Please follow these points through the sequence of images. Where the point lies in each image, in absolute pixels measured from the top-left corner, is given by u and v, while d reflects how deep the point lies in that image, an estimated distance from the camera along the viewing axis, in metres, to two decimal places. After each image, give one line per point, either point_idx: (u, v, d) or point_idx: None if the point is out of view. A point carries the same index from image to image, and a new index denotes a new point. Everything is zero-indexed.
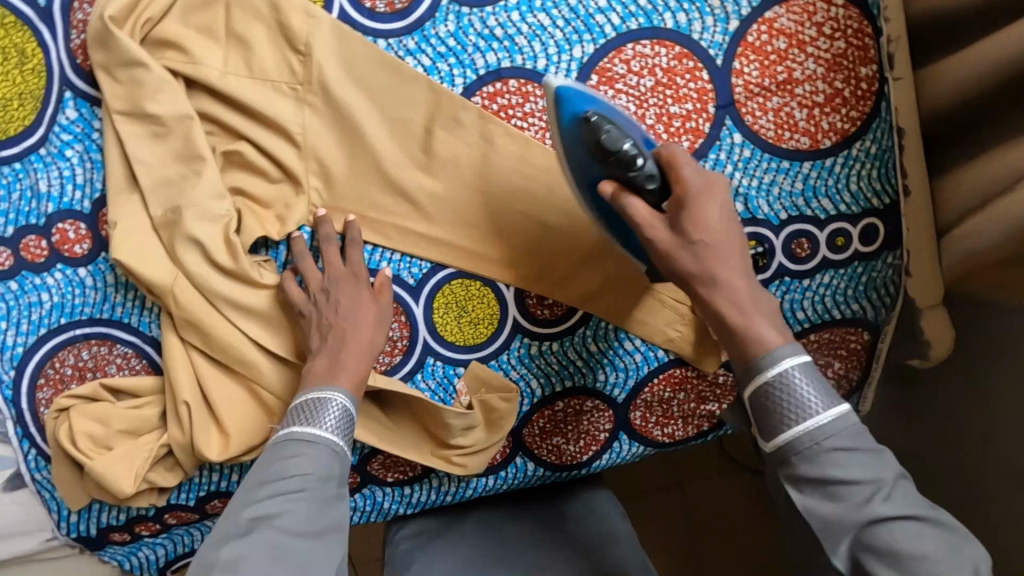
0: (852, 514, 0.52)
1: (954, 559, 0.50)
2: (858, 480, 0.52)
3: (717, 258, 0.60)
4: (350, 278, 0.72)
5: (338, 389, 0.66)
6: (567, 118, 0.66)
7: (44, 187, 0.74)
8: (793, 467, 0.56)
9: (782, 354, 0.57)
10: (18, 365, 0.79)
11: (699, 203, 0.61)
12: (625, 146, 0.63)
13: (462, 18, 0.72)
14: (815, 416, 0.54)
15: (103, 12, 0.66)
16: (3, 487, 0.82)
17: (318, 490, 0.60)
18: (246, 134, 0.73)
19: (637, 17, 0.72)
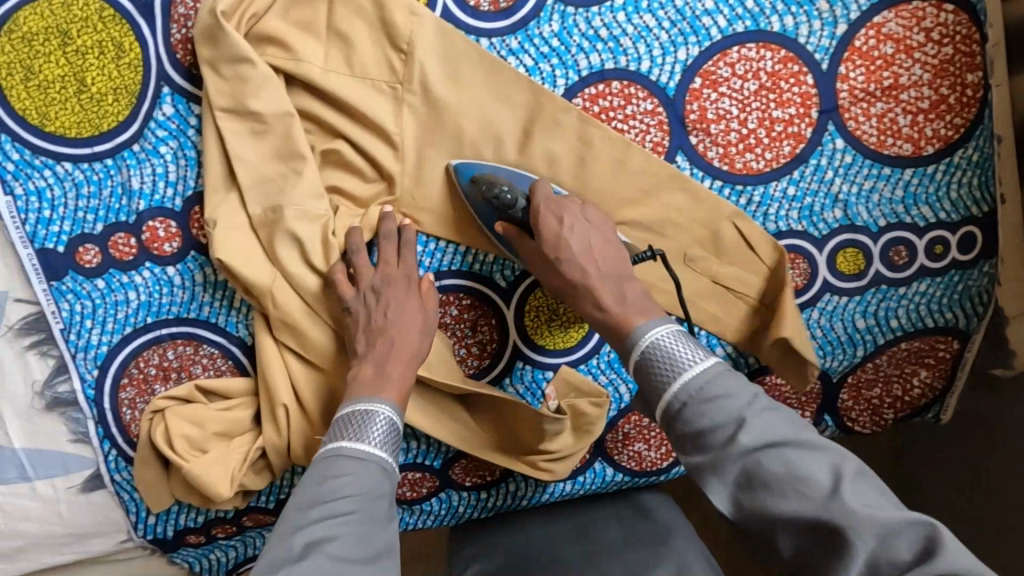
0: (722, 455, 0.54)
1: (814, 464, 0.52)
2: (718, 422, 0.55)
3: (569, 266, 0.68)
4: (402, 278, 0.71)
5: (384, 401, 0.64)
6: (464, 185, 0.73)
7: (136, 184, 0.72)
8: (676, 429, 0.58)
9: (648, 329, 0.62)
10: (101, 365, 0.77)
11: (549, 220, 0.68)
12: (502, 191, 0.70)
13: (567, 17, 0.71)
14: (679, 373, 0.58)
15: (213, 7, 0.65)
16: (81, 488, 0.81)
17: (370, 510, 0.57)
18: (344, 133, 0.71)
19: (743, 19, 0.71)
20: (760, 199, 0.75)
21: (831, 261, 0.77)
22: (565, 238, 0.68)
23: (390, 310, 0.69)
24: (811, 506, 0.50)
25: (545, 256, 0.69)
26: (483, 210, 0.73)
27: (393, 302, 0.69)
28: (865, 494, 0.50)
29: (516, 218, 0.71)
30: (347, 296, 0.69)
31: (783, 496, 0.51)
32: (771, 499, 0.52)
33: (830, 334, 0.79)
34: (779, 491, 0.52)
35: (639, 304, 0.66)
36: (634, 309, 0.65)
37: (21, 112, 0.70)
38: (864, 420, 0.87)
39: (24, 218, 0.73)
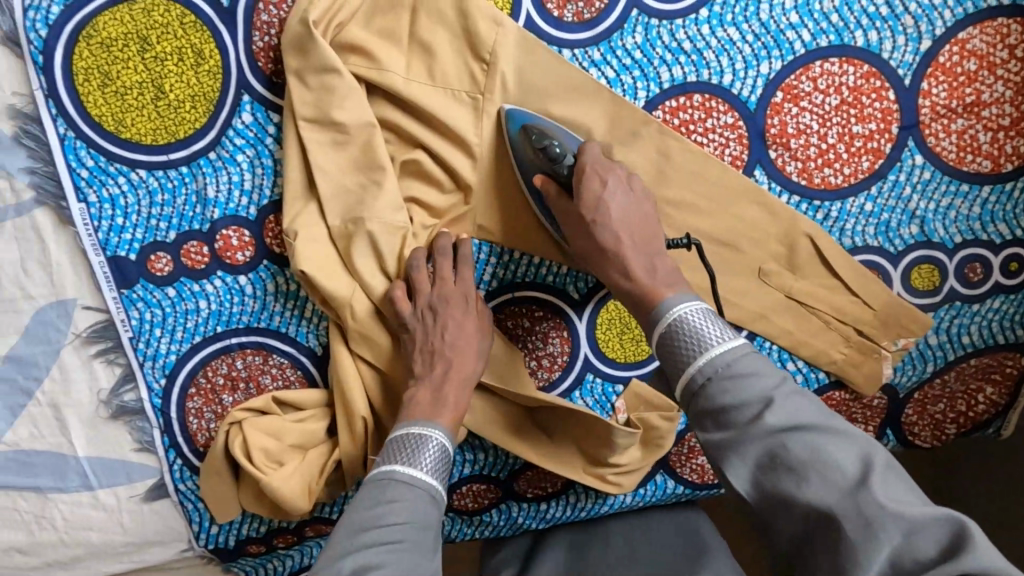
0: (745, 435, 0.52)
1: (843, 451, 0.50)
2: (744, 401, 0.52)
3: (604, 228, 0.65)
4: (459, 298, 0.69)
5: (437, 426, 0.63)
6: (514, 133, 0.69)
7: (211, 192, 0.72)
8: (696, 407, 0.56)
9: (674, 303, 0.58)
10: (169, 373, 0.77)
11: (593, 182, 0.66)
12: (552, 145, 0.66)
13: (650, 29, 0.70)
14: (706, 350, 0.55)
15: (303, 18, 0.64)
16: (144, 497, 0.81)
17: (417, 540, 0.56)
18: (425, 144, 0.70)
19: (827, 34, 0.71)
20: (837, 214, 0.75)
21: (906, 277, 0.77)
22: (604, 203, 0.66)
23: (466, 329, 0.69)
24: (835, 494, 0.48)
25: (580, 216, 0.66)
26: (526, 164, 0.69)
27: (450, 322, 0.68)
28: (893, 486, 0.49)
29: (558, 178, 0.68)
30: (404, 313, 0.68)
31: (806, 481, 0.49)
32: (794, 483, 0.50)
33: (905, 349, 0.79)
34: (805, 476, 0.50)
35: (667, 274, 0.63)
36: (662, 279, 0.63)
37: (97, 118, 0.69)
38: (925, 435, 0.85)
39: (97, 225, 0.72)
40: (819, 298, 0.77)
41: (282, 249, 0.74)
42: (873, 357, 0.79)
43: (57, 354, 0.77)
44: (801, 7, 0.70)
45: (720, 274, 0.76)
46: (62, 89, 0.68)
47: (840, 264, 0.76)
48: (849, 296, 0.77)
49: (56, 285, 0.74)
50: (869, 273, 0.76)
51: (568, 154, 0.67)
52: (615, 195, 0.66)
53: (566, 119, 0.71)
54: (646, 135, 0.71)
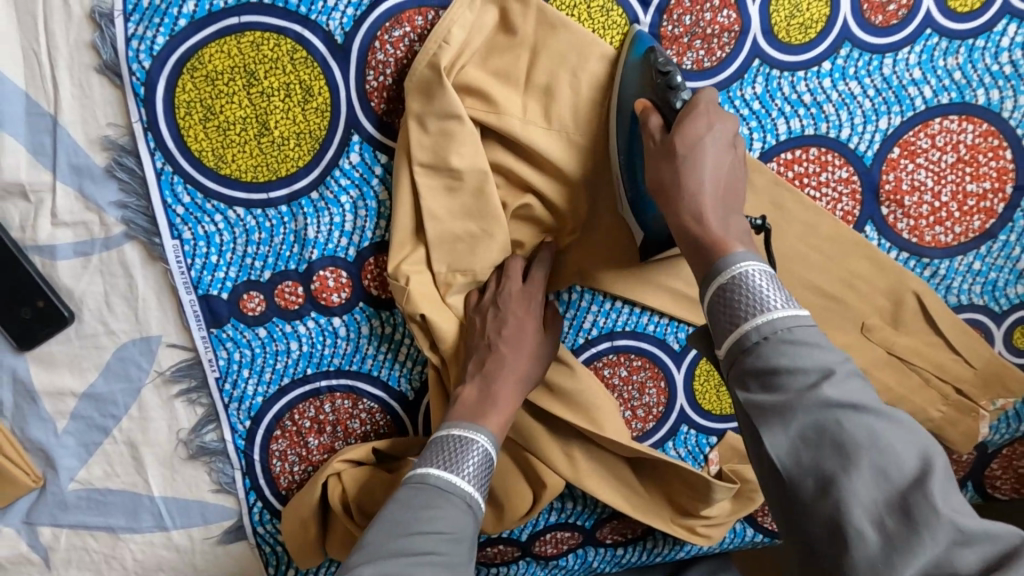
0: (795, 402, 0.43)
1: (903, 442, 0.41)
2: (802, 366, 0.44)
3: (694, 172, 0.55)
4: (521, 295, 0.68)
5: (482, 430, 0.62)
6: (633, 56, 0.64)
7: (312, 232, 0.69)
8: (741, 369, 0.47)
9: (739, 258, 0.50)
10: (255, 415, 0.74)
11: (698, 123, 0.55)
12: (675, 73, 0.59)
13: (771, 80, 0.69)
14: (767, 309, 0.47)
15: (429, 63, 0.63)
16: (220, 538, 0.78)
17: (452, 554, 0.53)
18: (537, 188, 0.68)
19: (949, 90, 0.69)
20: (945, 272, 0.74)
21: (1008, 336, 0.76)
22: (704, 142, 0.55)
23: (531, 340, 0.68)
24: (883, 487, 0.40)
25: (670, 146, 0.56)
26: (635, 92, 0.62)
27: (510, 319, 0.67)
28: (953, 495, 0.40)
29: (662, 109, 0.59)
30: (471, 303, 0.70)
31: (855, 464, 0.41)
32: (839, 466, 0.41)
33: (1001, 409, 0.78)
34: (853, 458, 0.41)
35: (742, 237, 0.54)
36: (737, 237, 0.53)
37: (197, 153, 0.67)
38: (1006, 487, 0.83)
39: (190, 263, 0.69)
40: (922, 355, 0.75)
41: (380, 291, 0.71)
42: (971, 415, 0.77)
43: (136, 393, 0.73)
44: (925, 63, 0.69)
45: (824, 329, 0.74)
46: (163, 122, 0.66)
47: (946, 322, 0.74)
48: (952, 354, 0.75)
49: (140, 320, 0.71)
50: (973, 331, 0.75)
51: (686, 90, 0.58)
52: (717, 144, 0.56)
53: None
54: (763, 185, 0.69)
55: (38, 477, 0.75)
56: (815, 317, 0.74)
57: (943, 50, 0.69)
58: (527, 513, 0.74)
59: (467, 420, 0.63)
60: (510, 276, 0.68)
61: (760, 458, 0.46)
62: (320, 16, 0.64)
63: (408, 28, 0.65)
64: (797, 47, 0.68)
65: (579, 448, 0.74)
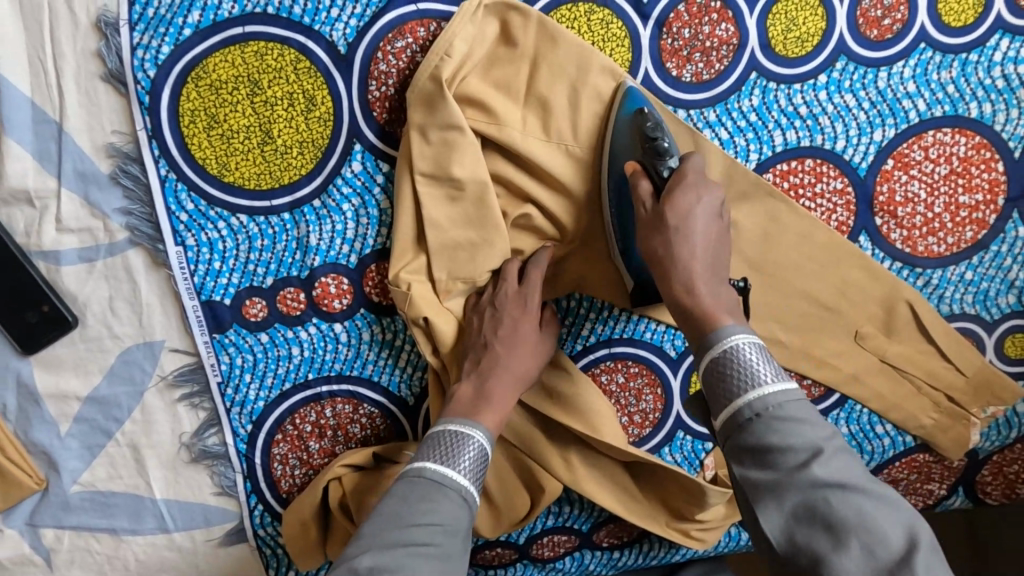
0: (787, 480, 0.48)
1: (888, 521, 0.45)
2: (793, 444, 0.48)
3: (684, 242, 0.60)
4: (518, 298, 0.68)
5: (477, 426, 0.62)
6: (625, 112, 0.65)
7: (314, 239, 0.70)
8: (736, 443, 0.51)
9: (731, 332, 0.54)
10: (256, 419, 0.75)
11: (688, 195, 0.61)
12: (662, 139, 0.62)
13: (767, 92, 0.70)
14: (758, 385, 0.51)
15: (432, 75, 0.64)
16: (221, 541, 0.79)
17: (444, 546, 0.54)
18: (536, 198, 0.69)
19: (943, 103, 0.70)
20: (937, 281, 0.75)
21: (998, 345, 0.77)
22: (693, 214, 0.60)
23: (530, 346, 0.69)
24: (872, 565, 0.44)
25: (661, 217, 0.60)
26: (626, 148, 0.65)
27: (506, 319, 0.68)
28: (938, 570, 0.44)
29: (652, 176, 0.63)
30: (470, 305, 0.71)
31: (845, 543, 0.45)
32: (830, 543, 0.45)
33: (992, 416, 0.79)
34: (843, 536, 0.45)
35: (730, 302, 0.59)
36: (725, 304, 0.58)
37: (201, 161, 0.67)
38: (997, 493, 0.84)
39: (193, 269, 0.70)
40: (916, 363, 0.76)
41: (381, 298, 0.72)
42: (962, 423, 0.78)
43: (140, 397, 0.74)
44: (919, 77, 0.70)
45: (818, 336, 0.76)
46: (167, 130, 0.67)
47: (938, 331, 0.75)
48: (944, 362, 0.77)
49: (143, 325, 0.72)
50: (965, 340, 0.76)
51: (673, 155, 0.62)
52: (706, 214, 0.61)
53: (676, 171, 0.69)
54: (759, 195, 0.70)
55: (41, 479, 0.76)
56: (809, 325, 0.75)
57: (936, 65, 0.70)
58: (523, 519, 0.75)
59: (462, 417, 0.64)
60: (507, 282, 0.69)
61: (757, 534, 0.50)
62: (323, 26, 0.65)
63: (411, 39, 0.66)
64: (794, 60, 0.69)
65: (577, 453, 0.75)
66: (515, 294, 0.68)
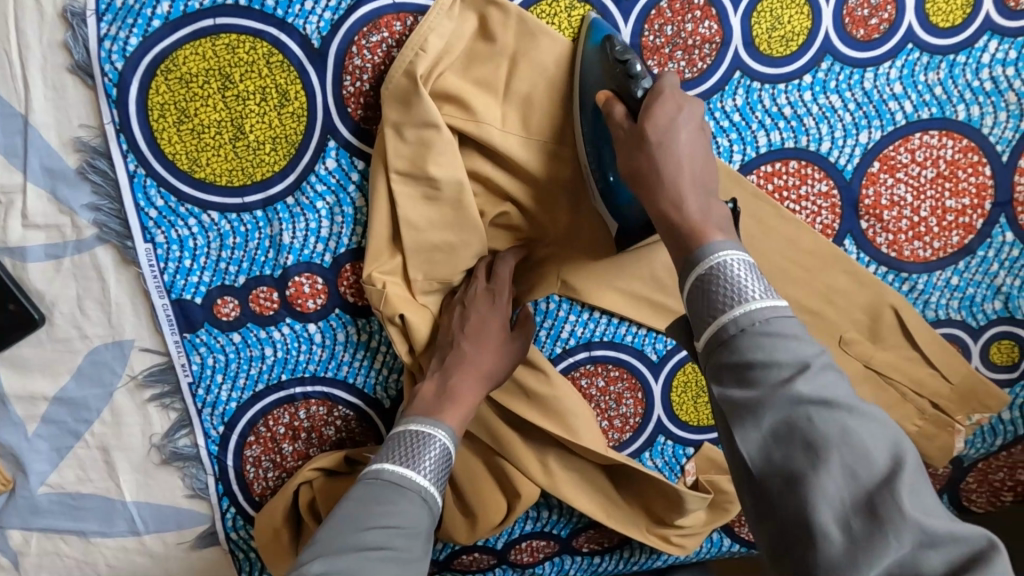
0: (768, 396, 0.41)
1: (874, 437, 0.39)
2: (777, 360, 0.41)
3: (667, 152, 0.53)
4: (487, 296, 0.68)
5: (440, 425, 0.62)
6: (592, 44, 0.63)
7: (287, 238, 0.68)
8: (717, 364, 0.45)
9: (719, 246, 0.47)
10: (228, 421, 0.73)
11: (666, 107, 0.54)
12: (632, 60, 0.58)
13: (752, 92, 0.69)
14: (746, 299, 0.44)
15: (408, 70, 0.62)
16: (193, 544, 0.77)
17: (404, 550, 0.53)
18: (514, 197, 0.67)
19: (929, 106, 0.69)
20: (922, 287, 0.74)
21: (984, 352, 0.76)
22: (676, 127, 0.54)
23: (497, 335, 0.68)
24: (854, 487, 0.38)
25: (640, 135, 0.54)
26: (596, 80, 0.61)
27: (473, 314, 0.67)
28: (924, 494, 0.38)
29: (625, 95, 0.57)
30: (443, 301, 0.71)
31: (827, 462, 0.39)
32: (807, 463, 0.39)
33: (977, 424, 0.78)
34: (822, 455, 0.39)
35: (724, 221, 0.51)
36: (718, 222, 0.50)
37: (171, 156, 0.66)
38: (980, 500, 0.83)
39: (163, 266, 0.68)
40: (900, 370, 0.75)
41: (357, 298, 0.71)
42: (947, 430, 0.77)
43: (109, 397, 0.73)
44: (905, 78, 0.69)
45: None
46: (136, 125, 0.65)
47: (923, 337, 0.74)
48: (929, 369, 0.75)
49: (113, 324, 0.70)
50: (950, 346, 0.75)
51: (647, 76, 0.57)
52: (689, 127, 0.54)
53: None
54: (742, 198, 0.69)
55: (8, 480, 0.74)
56: None
57: (924, 66, 0.69)
58: (497, 525, 0.73)
59: (424, 416, 0.63)
60: (478, 281, 0.68)
61: (733, 456, 0.44)
62: (297, 19, 0.63)
63: (387, 33, 0.64)
64: (779, 59, 0.68)
65: (555, 456, 0.74)
66: (489, 293, 0.68)
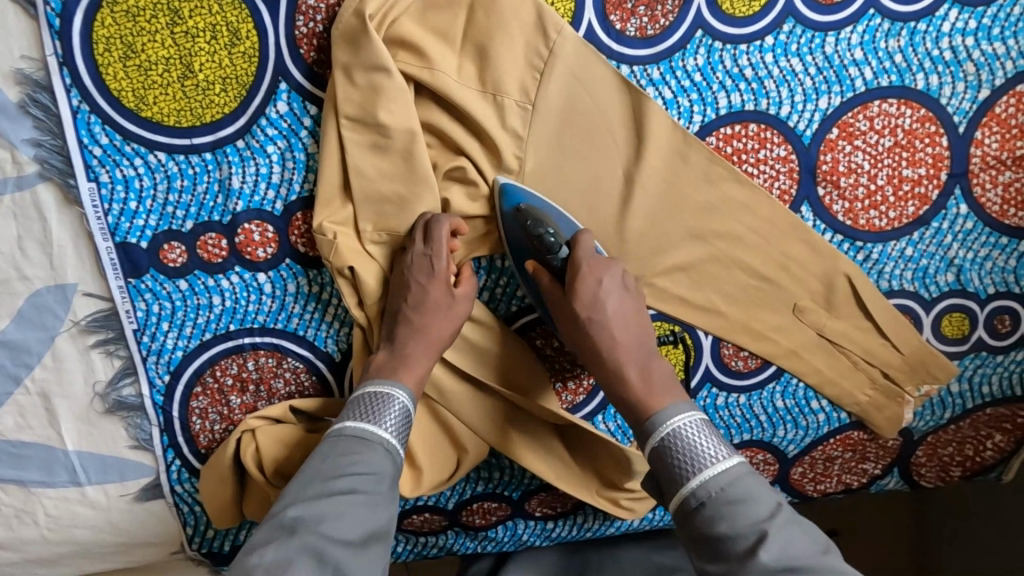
0: (737, 569, 0.51)
1: None
2: (737, 532, 0.52)
3: (603, 327, 0.64)
4: (426, 259, 0.65)
5: (398, 385, 0.62)
6: (506, 211, 0.67)
7: (237, 182, 0.67)
8: (690, 529, 0.55)
9: (666, 417, 0.59)
10: (174, 370, 0.72)
11: (591, 281, 0.64)
12: (547, 234, 0.65)
13: (713, 52, 0.68)
14: (698, 472, 0.55)
15: (360, 11, 0.62)
16: (137, 496, 0.76)
17: (372, 493, 0.57)
18: (468, 150, 0.67)
19: (889, 73, 0.69)
20: (877, 256, 0.74)
21: (936, 324, 0.76)
22: (602, 298, 0.65)
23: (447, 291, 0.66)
24: None
25: (574, 307, 0.65)
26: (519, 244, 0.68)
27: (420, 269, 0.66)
28: None
29: (551, 266, 0.67)
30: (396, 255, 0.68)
31: None
32: None
33: (926, 396, 0.78)
34: None
35: (663, 379, 0.63)
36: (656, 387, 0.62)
37: (116, 93, 0.64)
38: (931, 475, 0.83)
39: (107, 208, 0.67)
40: (852, 340, 0.76)
41: (307, 249, 0.69)
42: (896, 401, 0.78)
43: (52, 342, 0.71)
44: (866, 44, 0.69)
45: (757, 310, 0.74)
46: (80, 58, 0.63)
47: (876, 306, 0.74)
48: (880, 339, 0.76)
49: (55, 267, 0.68)
50: (902, 317, 0.75)
51: (562, 244, 0.66)
52: (616, 290, 0.65)
53: (605, 125, 0.68)
54: (698, 159, 0.69)
55: None
56: (748, 297, 0.74)
57: (884, 32, 0.69)
58: (444, 481, 0.74)
59: (381, 377, 0.63)
60: (416, 245, 0.66)
61: None
62: None
63: None
64: (741, 19, 0.67)
65: (504, 418, 0.73)
66: (427, 258, 0.65)
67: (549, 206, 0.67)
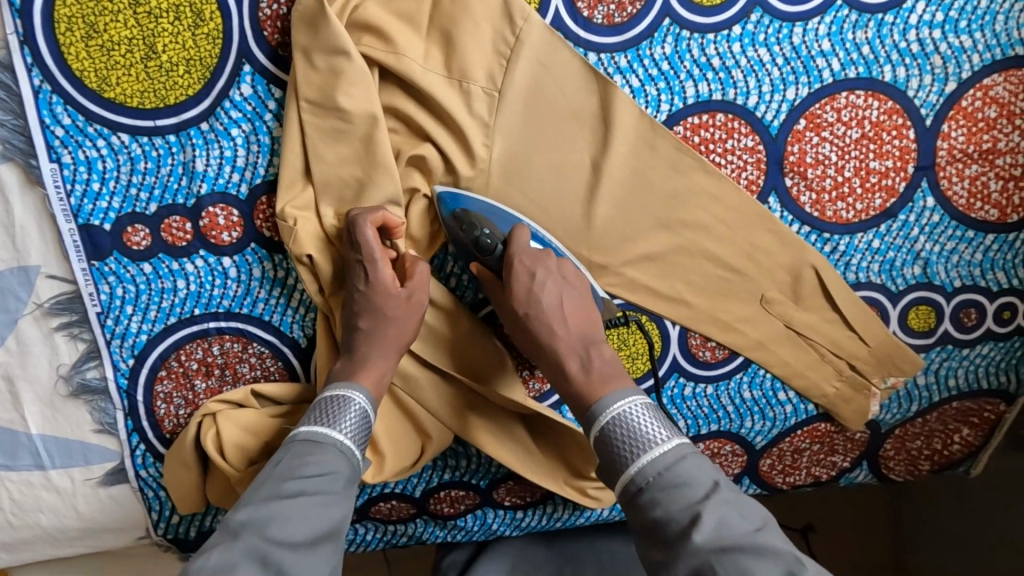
0: (675, 553, 0.52)
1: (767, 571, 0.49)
2: (671, 516, 0.53)
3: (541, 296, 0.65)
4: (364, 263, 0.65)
5: (357, 387, 0.63)
6: (445, 217, 0.66)
7: (201, 165, 0.67)
8: (635, 514, 0.56)
9: (604, 405, 0.59)
10: (138, 353, 0.72)
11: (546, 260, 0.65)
12: (482, 234, 0.64)
13: (681, 41, 0.68)
14: (635, 458, 0.56)
15: None
16: (101, 481, 0.75)
17: (324, 495, 0.57)
18: (432, 135, 0.67)
19: (856, 65, 0.69)
20: (844, 248, 0.74)
21: (903, 317, 0.77)
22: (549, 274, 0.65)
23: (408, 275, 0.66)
24: None
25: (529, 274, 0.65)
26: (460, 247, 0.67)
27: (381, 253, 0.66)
28: None
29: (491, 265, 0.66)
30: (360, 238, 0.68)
31: None
32: None
33: (892, 388, 0.79)
34: None
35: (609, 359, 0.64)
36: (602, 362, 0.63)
37: (78, 73, 0.64)
38: (900, 469, 0.84)
39: (70, 189, 0.66)
40: (817, 332, 0.76)
41: (272, 233, 0.69)
42: (862, 393, 0.78)
43: (14, 325, 0.70)
44: (833, 35, 0.69)
45: (723, 299, 0.74)
46: (41, 37, 0.63)
47: (842, 298, 0.74)
48: (846, 331, 0.76)
49: (17, 249, 0.68)
50: (869, 310, 0.75)
51: (497, 241, 0.65)
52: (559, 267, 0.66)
53: (571, 112, 0.68)
54: (665, 147, 0.69)
55: None
56: (715, 287, 0.74)
57: (852, 24, 0.69)
58: (408, 467, 0.73)
59: (343, 380, 0.64)
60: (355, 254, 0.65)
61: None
62: None
63: None
64: (708, 9, 0.68)
65: (468, 404, 0.73)
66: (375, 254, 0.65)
67: (485, 206, 0.66)
